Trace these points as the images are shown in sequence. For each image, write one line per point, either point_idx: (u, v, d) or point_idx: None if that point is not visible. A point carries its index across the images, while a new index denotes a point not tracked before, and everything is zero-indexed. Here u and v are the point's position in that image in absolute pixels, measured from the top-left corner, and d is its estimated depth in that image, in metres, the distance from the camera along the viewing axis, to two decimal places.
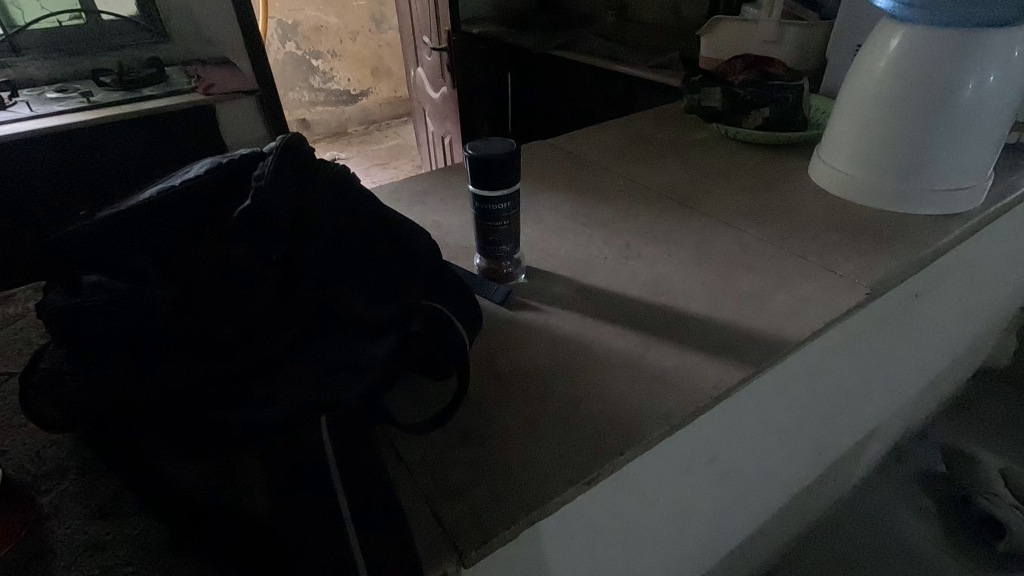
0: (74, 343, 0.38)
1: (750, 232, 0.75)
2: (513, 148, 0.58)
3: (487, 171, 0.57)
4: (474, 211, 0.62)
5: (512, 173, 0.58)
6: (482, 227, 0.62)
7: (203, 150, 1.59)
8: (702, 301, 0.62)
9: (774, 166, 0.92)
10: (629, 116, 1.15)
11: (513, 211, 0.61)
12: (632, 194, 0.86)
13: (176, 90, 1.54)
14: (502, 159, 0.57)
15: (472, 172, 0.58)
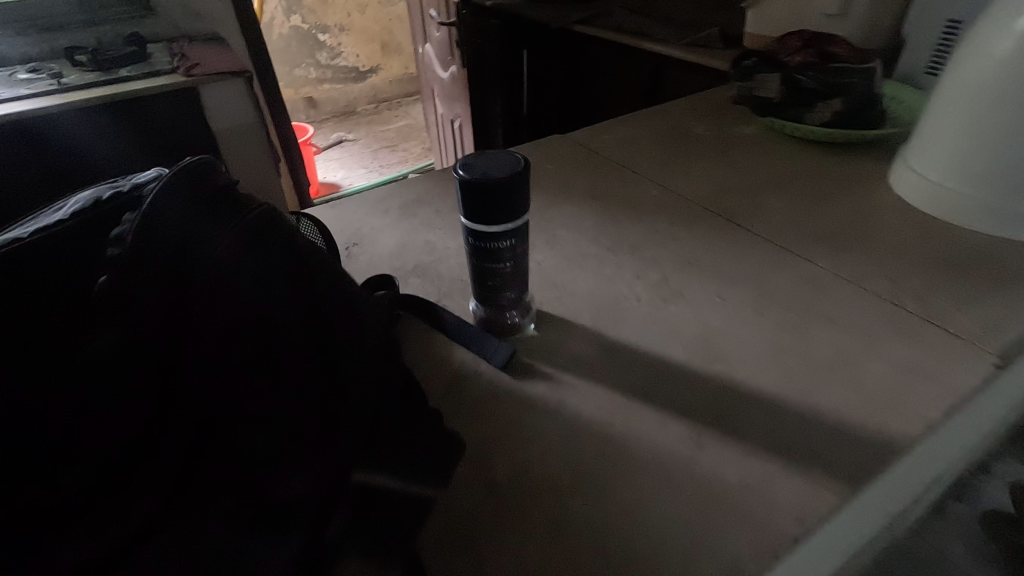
0: None
1: (822, 264, 0.59)
2: (522, 168, 0.43)
3: (485, 200, 0.42)
4: (467, 248, 0.47)
5: (518, 202, 0.43)
6: (479, 269, 0.47)
7: (190, 138, 1.42)
8: (768, 371, 0.47)
9: (845, 172, 0.75)
10: (661, 106, 0.97)
11: (520, 250, 0.46)
12: (670, 206, 0.70)
13: (157, 70, 1.36)
14: (507, 184, 0.42)
15: (465, 201, 0.43)
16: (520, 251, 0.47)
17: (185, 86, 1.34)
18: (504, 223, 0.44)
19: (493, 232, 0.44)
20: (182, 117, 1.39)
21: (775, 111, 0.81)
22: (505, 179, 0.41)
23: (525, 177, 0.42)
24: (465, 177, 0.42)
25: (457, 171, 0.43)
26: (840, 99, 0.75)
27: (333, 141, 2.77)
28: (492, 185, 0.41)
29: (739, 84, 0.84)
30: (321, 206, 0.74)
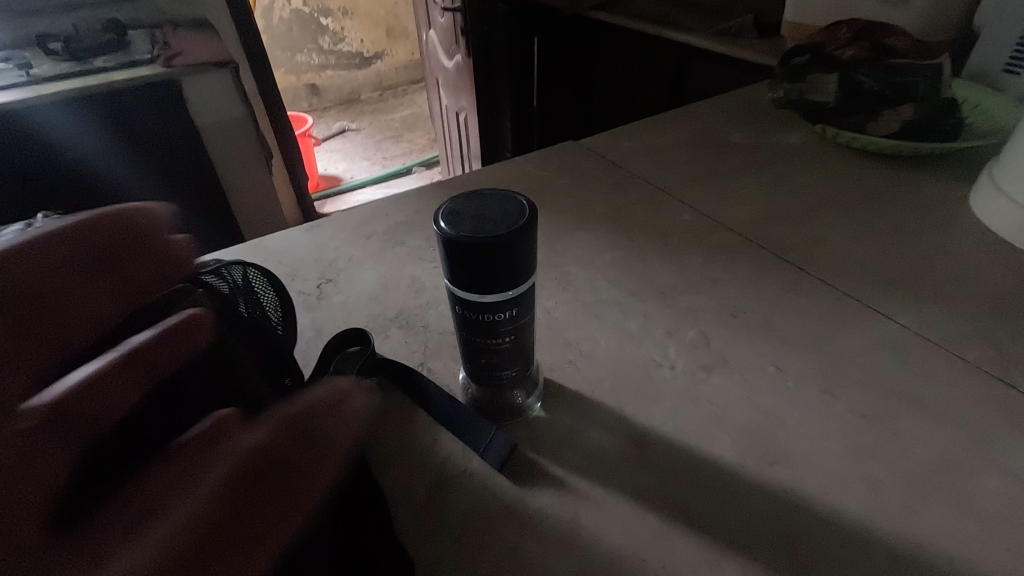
0: None
1: (903, 321, 0.47)
2: (526, 219, 0.32)
3: (476, 263, 0.31)
4: (454, 316, 0.36)
5: (521, 264, 0.32)
6: (470, 343, 0.36)
7: (178, 139, 1.24)
8: (846, 483, 0.36)
9: (916, 190, 0.62)
10: (690, 106, 0.84)
11: (525, 319, 0.36)
12: (707, 237, 0.58)
13: (134, 61, 1.19)
14: (506, 243, 0.31)
15: (449, 262, 0.32)
16: (525, 320, 0.36)
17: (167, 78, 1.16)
18: (503, 289, 0.33)
19: (488, 301, 0.34)
20: (167, 114, 1.21)
21: (829, 119, 0.69)
22: (504, 236, 0.30)
23: (530, 231, 0.31)
24: (448, 233, 0.31)
25: (439, 221, 0.32)
26: (911, 106, 0.62)
27: (336, 129, 2.43)
28: (486, 244, 0.30)
29: (786, 86, 0.72)
30: (292, 228, 0.63)
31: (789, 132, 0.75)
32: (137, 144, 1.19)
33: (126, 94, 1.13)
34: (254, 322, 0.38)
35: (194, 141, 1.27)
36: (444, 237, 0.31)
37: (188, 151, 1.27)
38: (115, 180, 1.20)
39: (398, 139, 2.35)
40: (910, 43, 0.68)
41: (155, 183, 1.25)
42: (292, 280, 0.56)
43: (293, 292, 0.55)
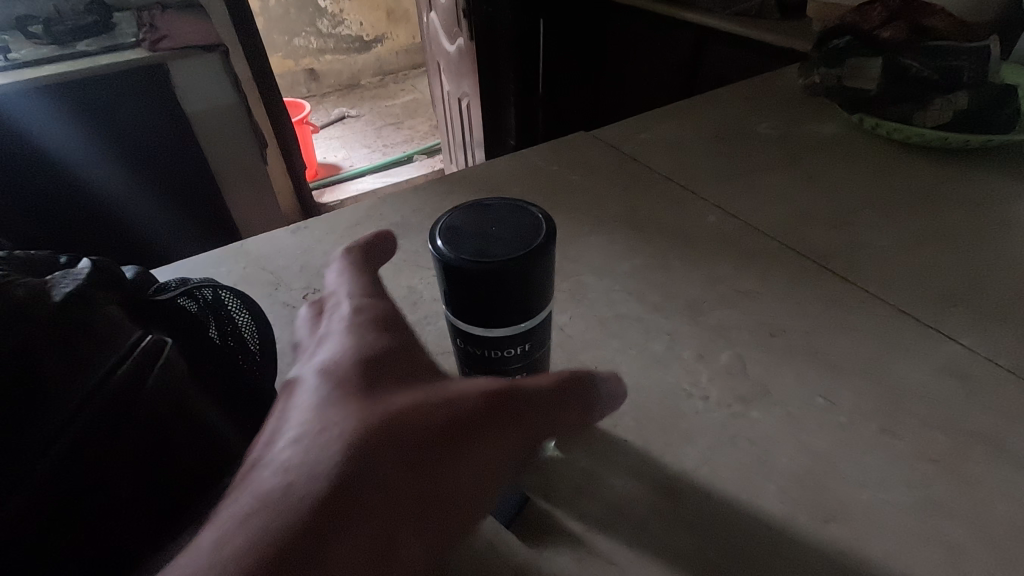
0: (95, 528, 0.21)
1: (967, 342, 0.41)
2: (542, 235, 0.26)
3: (481, 292, 0.26)
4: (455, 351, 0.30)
5: (537, 290, 0.27)
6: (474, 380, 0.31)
7: (170, 133, 1.15)
8: (918, 547, 0.30)
9: (971, 188, 0.56)
10: (710, 92, 0.77)
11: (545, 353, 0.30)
12: (738, 241, 0.52)
13: (118, 45, 1.07)
14: (518, 267, 0.25)
15: (449, 290, 0.27)
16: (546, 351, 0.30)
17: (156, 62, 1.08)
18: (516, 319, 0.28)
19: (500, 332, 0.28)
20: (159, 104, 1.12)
21: (869, 107, 0.62)
22: (513, 260, 0.25)
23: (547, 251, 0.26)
24: (447, 255, 0.26)
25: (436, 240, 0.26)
26: (966, 95, 0.56)
27: (334, 116, 2.35)
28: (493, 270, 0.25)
29: (822, 72, 0.64)
30: (277, 229, 0.57)
31: (822, 123, 0.68)
32: (117, 133, 1.08)
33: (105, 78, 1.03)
34: (221, 352, 0.33)
35: (188, 133, 1.18)
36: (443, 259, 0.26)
37: (175, 143, 1.17)
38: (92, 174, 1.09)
39: (399, 126, 2.26)
40: (952, 21, 0.62)
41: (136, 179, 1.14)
42: (276, 289, 0.51)
43: (277, 304, 0.49)
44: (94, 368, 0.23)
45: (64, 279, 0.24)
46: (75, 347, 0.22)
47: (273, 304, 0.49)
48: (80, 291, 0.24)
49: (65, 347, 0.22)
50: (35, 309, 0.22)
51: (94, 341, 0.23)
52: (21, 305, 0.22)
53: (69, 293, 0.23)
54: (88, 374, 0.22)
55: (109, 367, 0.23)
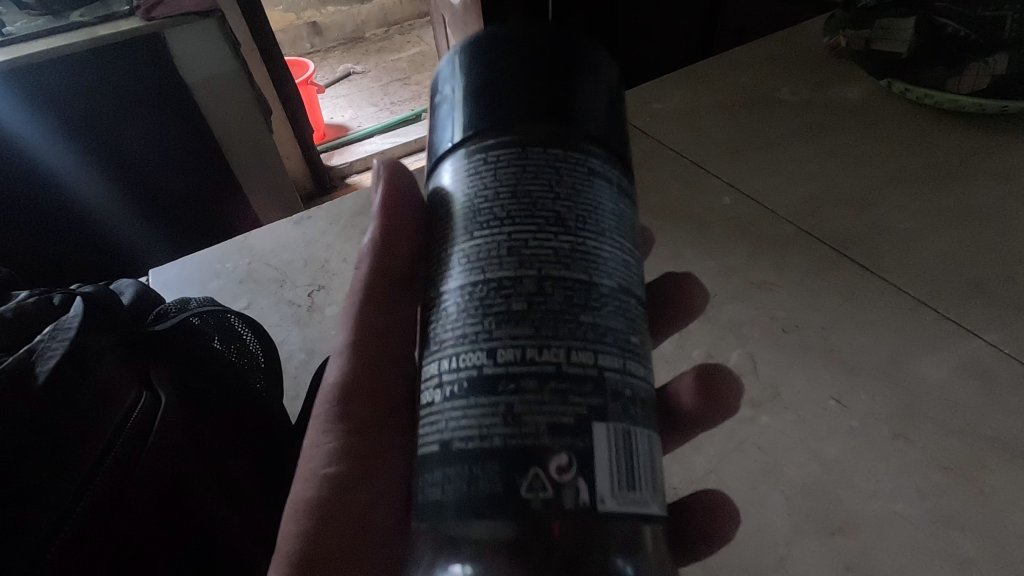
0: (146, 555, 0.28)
1: (990, 338, 0.39)
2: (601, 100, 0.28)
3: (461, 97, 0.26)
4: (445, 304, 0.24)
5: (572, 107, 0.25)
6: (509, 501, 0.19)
7: (144, 108, 0.90)
8: (926, 562, 0.30)
9: (1006, 158, 0.52)
10: (729, 50, 0.72)
11: (440, 228, 0.26)
12: (754, 227, 0.50)
13: (111, 13, 0.88)
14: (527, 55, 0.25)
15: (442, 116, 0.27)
16: (439, 223, 0.26)
17: (151, 31, 0.86)
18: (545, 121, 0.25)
19: (472, 151, 0.25)
20: (135, 72, 0.87)
21: (900, 70, 0.57)
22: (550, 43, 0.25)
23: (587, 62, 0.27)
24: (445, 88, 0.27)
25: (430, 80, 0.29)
26: (1006, 56, 0.51)
27: (341, 72, 2.25)
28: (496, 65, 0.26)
29: (849, 33, 0.60)
30: (279, 221, 0.56)
31: (849, 85, 0.63)
32: (104, 134, 0.88)
33: (100, 55, 0.83)
34: (217, 365, 0.35)
35: (172, 106, 0.93)
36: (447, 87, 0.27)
37: (180, 138, 0.96)
38: (71, 167, 0.89)
39: (407, 80, 2.17)
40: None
41: (122, 188, 0.94)
42: (281, 287, 0.50)
43: (282, 303, 0.49)
44: (90, 445, 0.27)
45: (53, 344, 0.27)
46: (69, 427, 0.26)
47: (278, 302, 0.49)
48: (68, 362, 0.27)
49: (59, 434, 0.26)
50: (25, 396, 0.25)
51: (85, 420, 0.27)
52: (11, 394, 0.25)
53: (55, 366, 0.26)
54: (94, 450, 0.27)
55: (99, 438, 0.27)
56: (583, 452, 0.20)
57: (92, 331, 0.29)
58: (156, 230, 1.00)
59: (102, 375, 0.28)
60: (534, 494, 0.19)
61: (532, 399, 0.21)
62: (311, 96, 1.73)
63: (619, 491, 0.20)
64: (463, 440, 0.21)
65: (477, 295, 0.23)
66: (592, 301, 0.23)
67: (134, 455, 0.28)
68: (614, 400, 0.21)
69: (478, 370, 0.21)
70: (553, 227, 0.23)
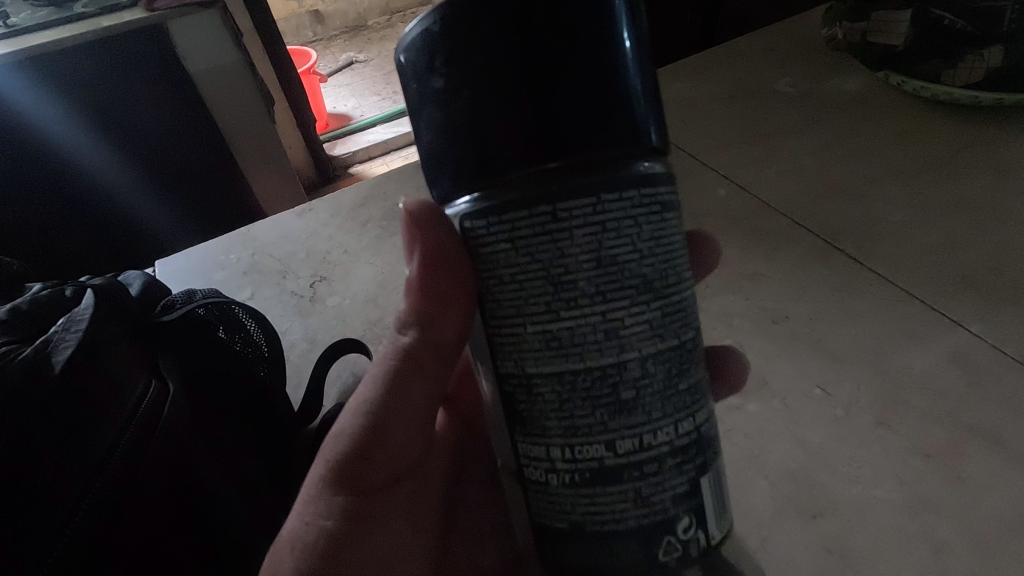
0: (162, 533, 0.30)
1: (975, 329, 0.40)
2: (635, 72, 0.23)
3: (473, 123, 0.22)
4: (535, 379, 0.23)
5: (607, 94, 0.21)
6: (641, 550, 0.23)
7: (150, 98, 0.90)
8: (902, 544, 0.32)
9: (1000, 150, 0.53)
10: (729, 41, 0.72)
11: (498, 289, 0.23)
12: (747, 219, 0.51)
13: (115, 5, 0.88)
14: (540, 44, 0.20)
15: (443, 134, 0.22)
16: (497, 282, 0.23)
17: (154, 22, 0.86)
18: None
19: (522, 198, 0.21)
20: (138, 61, 0.87)
21: (895, 63, 0.58)
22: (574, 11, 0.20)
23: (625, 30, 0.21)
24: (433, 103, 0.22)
25: (414, 57, 0.22)
26: (1001, 49, 0.51)
27: (343, 60, 2.23)
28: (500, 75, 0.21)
29: (846, 26, 0.61)
30: (281, 213, 0.57)
31: (846, 78, 0.63)
32: (109, 105, 0.87)
33: (104, 44, 0.83)
34: (223, 354, 0.37)
35: (178, 95, 0.93)
36: (444, 90, 0.22)
37: (187, 126, 0.96)
38: (82, 153, 0.89)
39: None
40: None
41: (130, 161, 0.93)
42: (283, 278, 0.52)
43: (285, 293, 0.50)
44: (103, 430, 0.28)
45: (66, 334, 0.29)
46: (83, 415, 0.27)
47: (281, 293, 0.50)
48: (81, 352, 0.28)
49: (73, 421, 0.27)
50: (43, 384, 0.27)
51: (98, 407, 0.28)
52: (29, 383, 0.26)
53: (69, 357, 0.28)
54: (107, 435, 0.28)
55: (111, 423, 0.29)
56: (698, 512, 0.23)
57: (102, 323, 0.30)
58: (168, 215, 1.01)
59: (114, 363, 0.30)
60: (668, 556, 0.23)
61: (653, 485, 0.23)
62: (313, 85, 1.72)
63: (720, 526, 0.24)
64: (599, 525, 0.23)
65: (581, 383, 0.22)
66: (686, 365, 0.23)
67: (147, 439, 0.30)
68: (709, 462, 0.24)
69: (600, 463, 0.23)
70: (644, 301, 0.22)
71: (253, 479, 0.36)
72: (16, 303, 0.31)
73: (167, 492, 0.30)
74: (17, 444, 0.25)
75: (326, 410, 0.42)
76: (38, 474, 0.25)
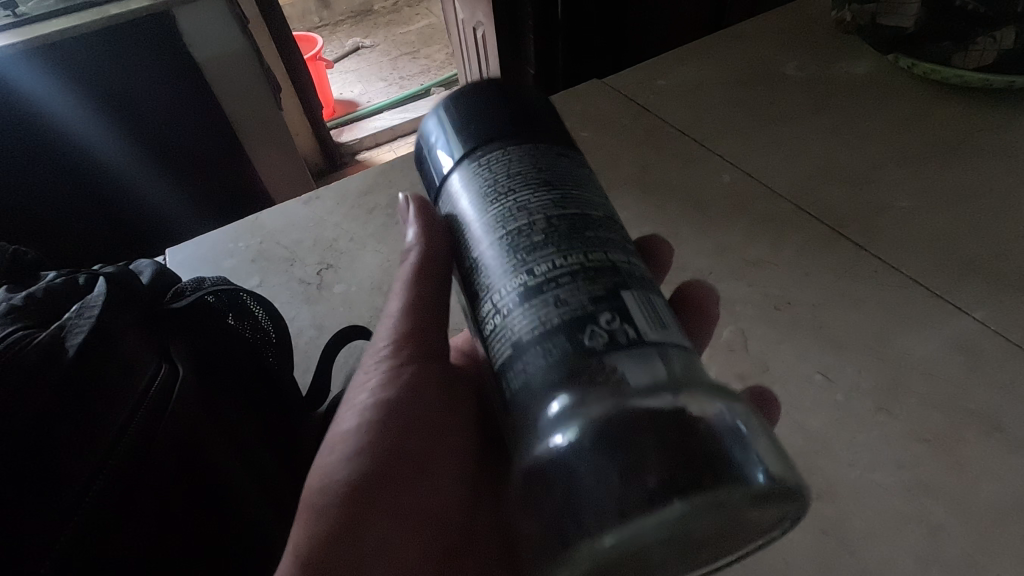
0: (175, 512, 0.31)
1: (978, 315, 0.40)
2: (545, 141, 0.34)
3: (440, 140, 0.31)
4: (479, 258, 0.28)
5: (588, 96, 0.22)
6: (569, 342, 0.24)
7: (154, 85, 0.90)
8: (899, 526, 0.32)
9: (1009, 133, 0.52)
10: (737, 24, 0.71)
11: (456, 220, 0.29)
12: (753, 205, 0.51)
13: None
14: (471, 95, 0.31)
15: (430, 166, 0.32)
16: (456, 215, 0.29)
17: (160, 10, 0.86)
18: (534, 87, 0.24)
19: (473, 162, 0.29)
20: (143, 48, 0.87)
21: (906, 45, 0.57)
22: None
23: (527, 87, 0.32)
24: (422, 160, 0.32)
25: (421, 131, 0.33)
26: (1013, 31, 0.50)
27: (348, 46, 2.20)
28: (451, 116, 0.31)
29: (855, 8, 0.59)
30: (288, 202, 0.58)
31: (855, 60, 0.63)
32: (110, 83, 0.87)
33: (110, 32, 0.83)
34: (231, 341, 0.38)
35: (184, 81, 0.93)
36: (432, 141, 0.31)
37: (194, 111, 0.96)
38: (89, 138, 0.90)
39: (414, 54, 2.09)
40: None
41: (132, 140, 0.92)
42: (291, 266, 0.52)
43: (293, 281, 0.51)
44: (113, 412, 0.30)
45: (79, 320, 0.30)
46: (93, 398, 0.29)
47: (289, 281, 0.51)
48: (91, 336, 0.30)
49: (84, 404, 0.28)
50: (57, 367, 0.28)
51: (106, 389, 0.30)
52: (44, 367, 0.28)
53: (83, 341, 0.29)
54: (115, 418, 0.30)
55: (120, 405, 0.30)
56: (618, 307, 0.24)
57: (112, 311, 0.32)
58: (177, 199, 1.01)
59: (123, 348, 0.31)
60: (595, 343, 0.23)
61: (569, 292, 0.25)
62: (319, 72, 1.71)
63: (657, 329, 0.24)
64: (531, 333, 0.24)
65: (504, 242, 0.27)
66: (590, 224, 0.27)
67: (156, 423, 0.31)
68: (629, 283, 0.26)
69: (524, 286, 0.25)
70: (545, 188, 0.28)
71: (265, 462, 0.37)
72: (30, 290, 0.32)
73: (178, 474, 0.31)
74: (36, 424, 0.27)
75: (333, 396, 0.43)
76: (54, 453, 0.27)
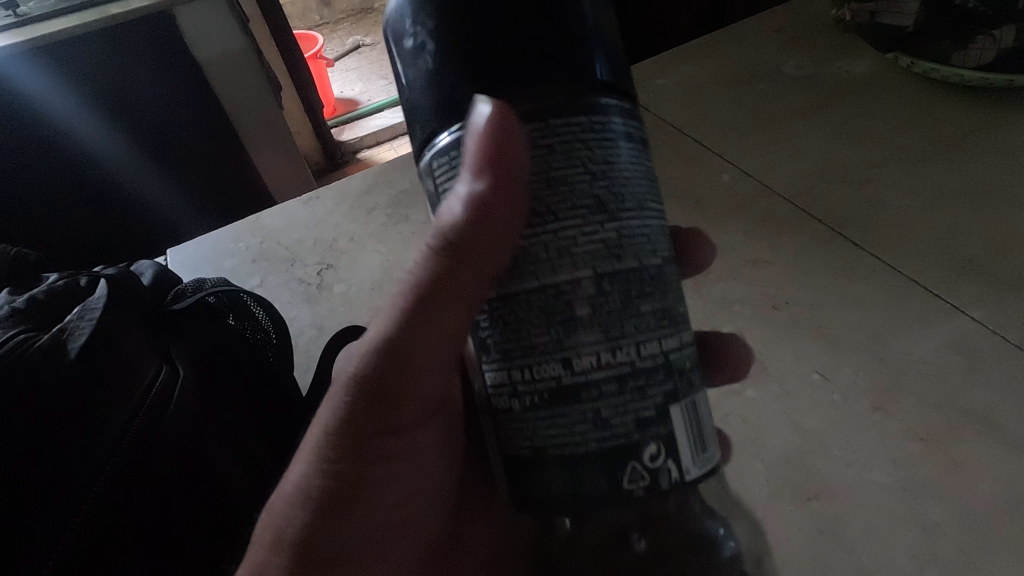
0: (174, 513, 0.31)
1: (975, 314, 0.40)
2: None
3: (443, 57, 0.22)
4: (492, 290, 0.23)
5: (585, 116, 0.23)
6: (605, 465, 0.22)
7: (154, 85, 0.90)
8: (895, 526, 0.32)
9: (1009, 131, 0.52)
10: (737, 23, 0.71)
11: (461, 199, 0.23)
12: (752, 205, 0.51)
13: None
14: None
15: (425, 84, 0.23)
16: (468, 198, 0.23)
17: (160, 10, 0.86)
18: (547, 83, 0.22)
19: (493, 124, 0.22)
20: (143, 47, 0.87)
21: (906, 44, 0.57)
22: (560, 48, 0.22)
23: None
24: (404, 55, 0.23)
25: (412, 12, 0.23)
26: (1013, 29, 0.50)
27: (348, 44, 2.20)
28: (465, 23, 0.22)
29: (854, 6, 0.59)
30: (288, 202, 0.58)
31: (854, 59, 0.62)
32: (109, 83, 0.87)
33: (110, 31, 0.83)
34: (232, 341, 0.38)
35: (185, 80, 0.93)
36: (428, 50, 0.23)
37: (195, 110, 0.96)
38: (89, 137, 0.90)
39: None
40: None
41: (132, 139, 0.93)
42: (292, 266, 0.53)
43: (293, 281, 0.51)
44: (114, 414, 0.30)
45: (81, 323, 0.30)
46: (94, 401, 0.29)
47: (289, 281, 0.51)
48: (92, 338, 0.30)
49: (84, 406, 0.29)
50: (58, 370, 0.28)
51: (107, 391, 0.30)
52: (46, 369, 0.28)
53: (84, 344, 0.29)
54: (115, 420, 0.30)
55: (121, 407, 0.30)
56: (664, 436, 0.23)
57: (113, 313, 0.32)
58: (178, 198, 1.01)
59: (124, 351, 0.31)
60: (633, 485, 0.23)
61: (614, 407, 0.23)
62: (320, 71, 1.71)
63: (694, 454, 0.24)
64: (563, 445, 0.23)
65: (539, 304, 0.22)
66: (646, 290, 0.23)
67: (156, 425, 0.31)
68: (678, 391, 0.23)
69: (558, 382, 0.23)
70: (597, 216, 0.22)
71: (264, 461, 0.38)
72: (33, 292, 0.33)
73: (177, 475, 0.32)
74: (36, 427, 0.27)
75: None
76: (55, 456, 0.27)
